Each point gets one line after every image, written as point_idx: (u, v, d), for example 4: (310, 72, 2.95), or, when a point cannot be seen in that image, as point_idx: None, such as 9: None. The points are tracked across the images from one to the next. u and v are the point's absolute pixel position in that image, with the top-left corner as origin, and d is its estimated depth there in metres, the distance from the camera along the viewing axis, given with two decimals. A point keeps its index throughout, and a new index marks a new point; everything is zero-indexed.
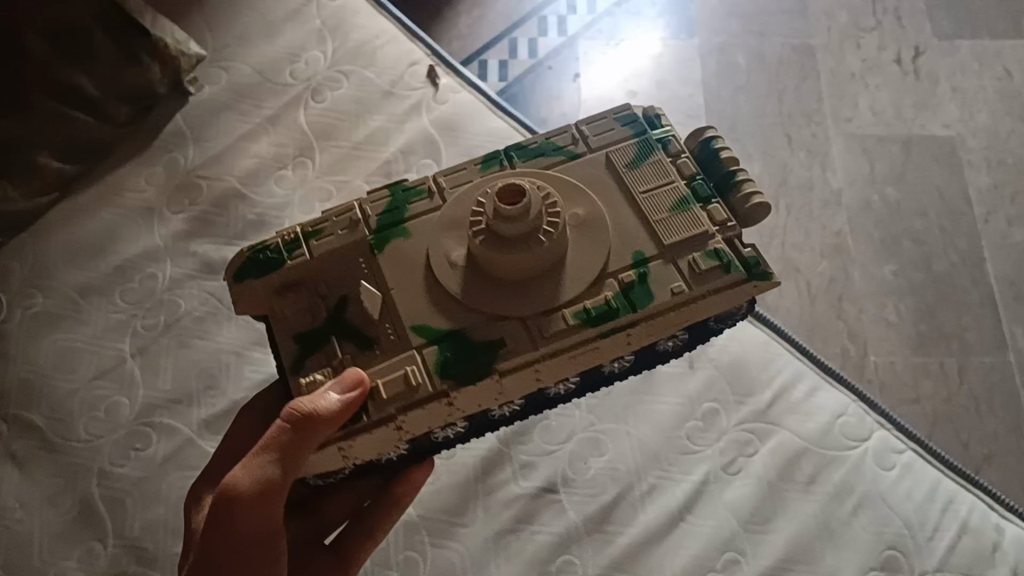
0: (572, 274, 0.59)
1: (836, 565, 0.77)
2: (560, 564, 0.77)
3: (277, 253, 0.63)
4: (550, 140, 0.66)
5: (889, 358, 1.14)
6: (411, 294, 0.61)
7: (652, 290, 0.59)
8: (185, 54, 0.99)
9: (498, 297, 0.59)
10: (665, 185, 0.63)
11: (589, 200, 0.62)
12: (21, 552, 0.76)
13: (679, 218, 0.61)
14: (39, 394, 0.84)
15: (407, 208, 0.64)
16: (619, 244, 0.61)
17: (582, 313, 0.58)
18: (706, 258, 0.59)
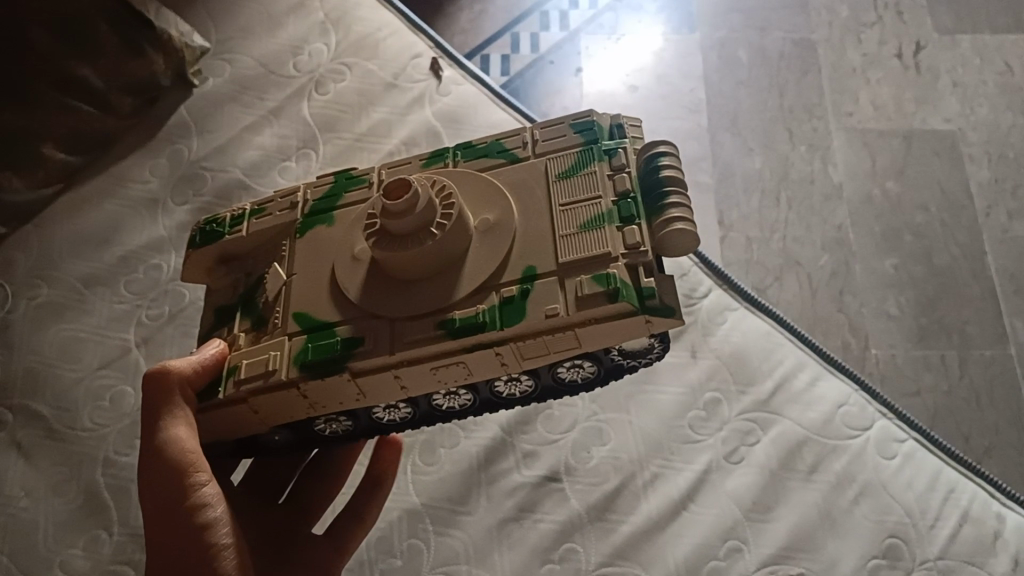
0: (459, 279, 0.58)
1: (837, 553, 0.77)
2: (562, 552, 0.77)
3: (221, 226, 0.68)
4: (499, 142, 0.65)
5: (890, 351, 1.14)
6: (311, 287, 0.62)
7: (527, 308, 0.56)
8: (190, 47, 1.00)
9: (386, 296, 0.59)
10: (591, 199, 0.59)
11: (507, 206, 0.61)
12: (25, 541, 0.77)
13: (584, 237, 0.57)
14: (44, 383, 0.84)
15: (343, 197, 0.66)
16: (519, 250, 0.59)
17: (449, 323, 0.57)
18: (592, 282, 0.55)
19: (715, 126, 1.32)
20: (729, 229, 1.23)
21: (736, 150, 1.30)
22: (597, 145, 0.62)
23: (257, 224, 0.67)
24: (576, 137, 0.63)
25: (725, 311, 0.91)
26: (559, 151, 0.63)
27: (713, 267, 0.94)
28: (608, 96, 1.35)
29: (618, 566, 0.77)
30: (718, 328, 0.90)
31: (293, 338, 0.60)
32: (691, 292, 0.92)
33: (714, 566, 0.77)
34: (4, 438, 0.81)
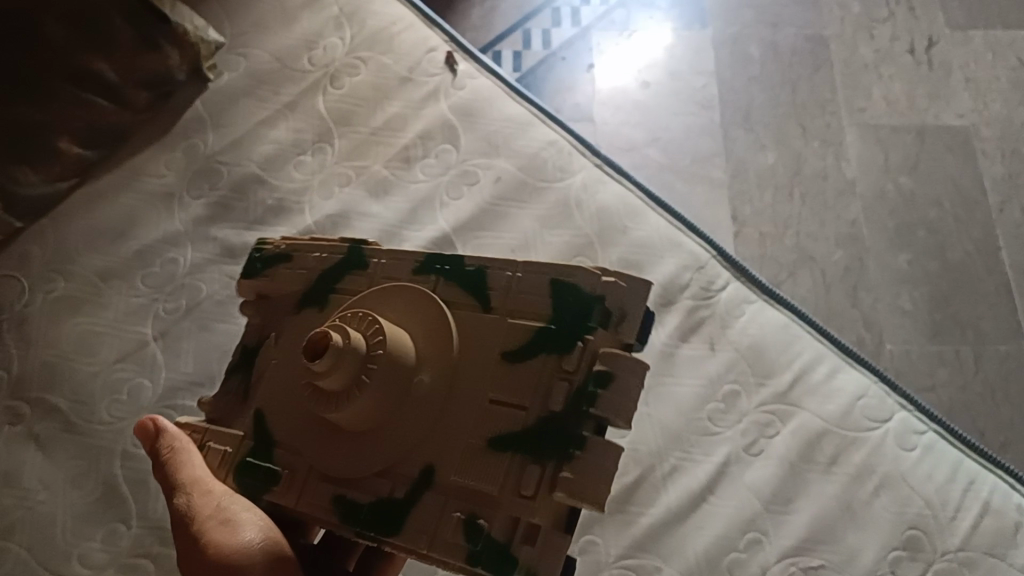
0: (374, 448, 0.52)
1: (858, 545, 0.77)
2: (583, 544, 0.77)
3: (256, 263, 0.65)
4: (484, 275, 0.56)
5: (905, 346, 1.14)
6: (277, 392, 0.59)
7: (406, 519, 0.50)
8: (204, 41, 0.99)
9: (315, 442, 0.55)
10: (519, 402, 0.51)
11: (447, 372, 0.53)
12: (44, 533, 0.76)
13: (481, 459, 0.50)
14: (61, 376, 0.84)
15: (339, 283, 0.61)
16: (432, 442, 0.52)
17: (339, 501, 0.52)
18: (463, 528, 0.48)
19: (728, 122, 1.32)
20: (742, 225, 1.23)
21: (749, 145, 1.30)
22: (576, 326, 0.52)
23: (286, 275, 0.64)
24: (564, 301, 0.53)
25: (743, 302, 0.90)
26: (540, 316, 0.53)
27: (732, 260, 0.92)
28: (620, 93, 1.35)
29: (637, 558, 0.76)
30: (736, 320, 0.89)
31: (245, 440, 0.59)
32: (708, 286, 0.91)
33: (735, 558, 0.76)
34: (22, 431, 0.81)
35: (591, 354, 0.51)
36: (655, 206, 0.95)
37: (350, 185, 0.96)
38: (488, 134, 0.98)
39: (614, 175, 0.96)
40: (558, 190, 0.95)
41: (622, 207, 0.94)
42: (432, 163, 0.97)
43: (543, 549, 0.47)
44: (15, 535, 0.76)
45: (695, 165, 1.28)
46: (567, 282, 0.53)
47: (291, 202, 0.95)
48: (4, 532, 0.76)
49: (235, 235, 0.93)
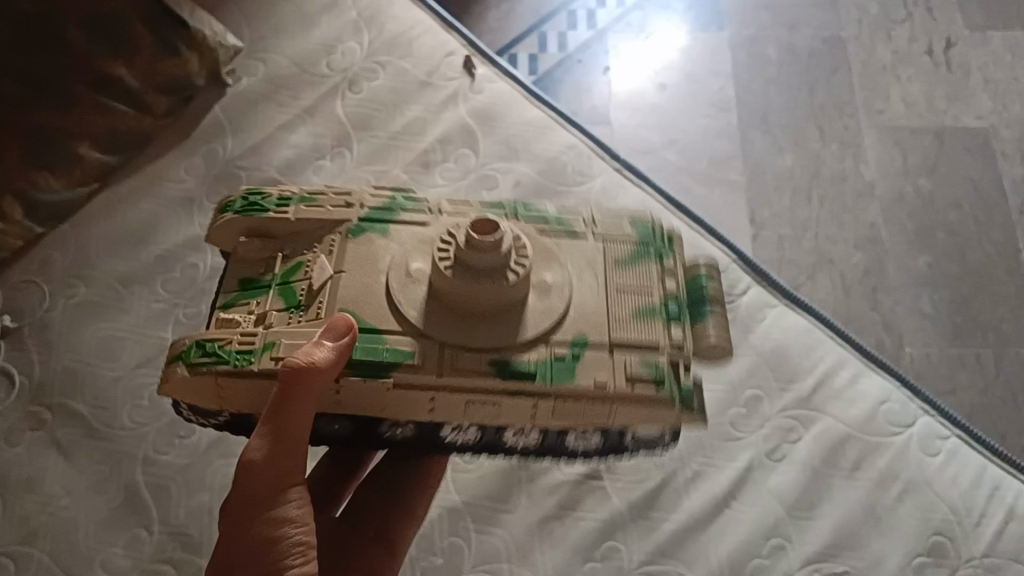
0: (521, 321, 0.55)
1: (881, 551, 0.76)
2: (604, 550, 0.77)
3: (266, 202, 0.61)
4: (559, 213, 0.61)
5: (925, 349, 1.13)
6: (359, 285, 0.56)
7: (576, 372, 0.54)
8: (222, 45, 1.00)
9: (437, 321, 0.54)
10: (644, 289, 0.58)
11: (566, 270, 0.57)
12: (66, 539, 0.76)
13: (638, 322, 0.56)
14: (83, 381, 0.84)
15: (399, 214, 0.60)
16: (572, 319, 0.56)
17: (498, 364, 0.54)
18: (646, 366, 0.54)
19: (746, 124, 1.32)
20: (761, 228, 1.23)
21: (767, 148, 1.29)
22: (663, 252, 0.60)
23: (310, 209, 0.61)
24: (639, 232, 0.61)
25: (764, 307, 0.90)
26: (626, 242, 0.60)
27: (752, 262, 0.93)
28: (637, 95, 1.35)
29: (660, 564, 0.76)
30: (759, 324, 0.89)
31: None
32: (730, 289, 0.91)
33: (758, 564, 0.76)
34: (43, 437, 0.81)
35: (676, 264, 0.60)
36: (673, 209, 0.95)
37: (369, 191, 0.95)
38: (507, 138, 0.98)
39: (635, 181, 0.97)
40: (578, 193, 0.95)
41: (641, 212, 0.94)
42: (452, 167, 0.97)
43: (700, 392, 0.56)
44: (38, 541, 0.76)
45: (713, 167, 1.28)
46: (637, 219, 0.62)
47: None
48: (27, 538, 0.76)
49: None
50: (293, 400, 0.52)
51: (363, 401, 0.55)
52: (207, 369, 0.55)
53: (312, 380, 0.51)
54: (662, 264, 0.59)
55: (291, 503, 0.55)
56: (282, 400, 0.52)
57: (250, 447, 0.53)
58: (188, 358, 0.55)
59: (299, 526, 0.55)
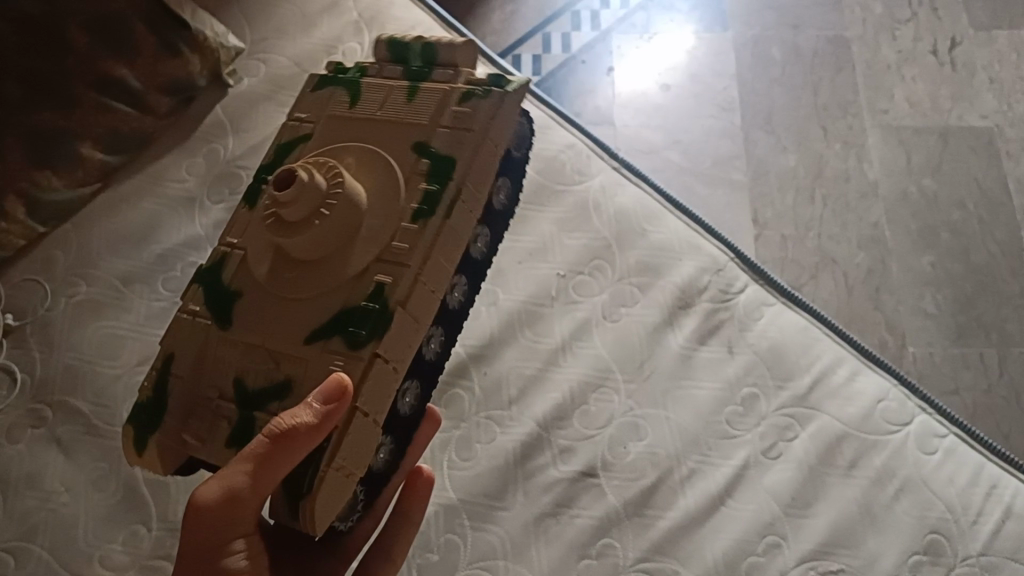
0: (388, 204, 0.60)
1: (878, 549, 0.76)
2: (600, 547, 0.77)
3: (154, 401, 0.61)
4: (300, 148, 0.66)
5: (928, 349, 1.13)
6: (286, 322, 0.59)
7: (444, 159, 0.61)
8: (223, 46, 1.01)
9: (318, 281, 0.59)
10: (436, 92, 0.65)
11: (360, 154, 0.63)
12: (66, 535, 0.77)
13: (428, 104, 0.64)
14: (83, 379, 0.85)
15: (218, 275, 0.63)
16: (400, 158, 0.62)
17: (417, 215, 0.59)
18: (469, 100, 0.64)
19: (749, 123, 1.32)
20: (764, 228, 1.23)
21: (770, 147, 1.29)
22: (413, 64, 0.69)
23: (178, 357, 0.61)
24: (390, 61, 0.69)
25: (761, 305, 0.90)
26: (390, 88, 0.67)
27: (750, 262, 0.93)
28: (641, 96, 1.35)
29: (655, 561, 0.76)
30: (755, 323, 0.89)
31: (330, 347, 0.57)
32: (726, 288, 0.91)
33: (754, 562, 0.76)
34: (44, 434, 0.82)
35: (440, 65, 0.68)
36: (673, 209, 0.97)
37: None
38: None
39: (632, 179, 0.99)
40: (576, 192, 0.98)
41: (640, 209, 0.96)
42: None
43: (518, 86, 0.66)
44: (38, 537, 0.77)
45: (715, 167, 1.28)
46: (312, 87, 0.70)
47: None
48: (27, 534, 0.77)
49: None
50: (269, 456, 0.51)
51: (381, 393, 0.57)
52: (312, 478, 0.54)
53: (294, 438, 0.52)
54: (427, 74, 0.67)
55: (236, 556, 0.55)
56: (261, 455, 0.52)
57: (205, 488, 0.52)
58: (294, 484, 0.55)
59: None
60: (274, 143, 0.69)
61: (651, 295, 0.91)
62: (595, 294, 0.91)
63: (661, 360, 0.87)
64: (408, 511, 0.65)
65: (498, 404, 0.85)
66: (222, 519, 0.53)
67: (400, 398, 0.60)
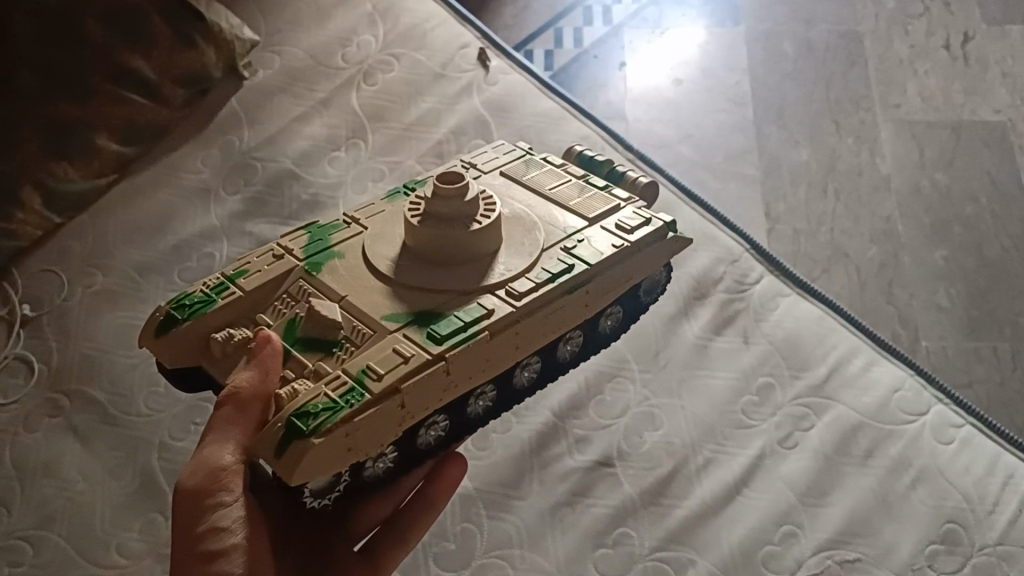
0: (517, 249, 0.66)
1: (895, 538, 0.76)
2: (616, 536, 0.77)
3: (204, 296, 0.64)
4: (443, 167, 0.74)
5: (941, 343, 1.12)
6: (366, 290, 0.63)
7: (594, 249, 0.67)
8: (238, 38, 1.01)
9: (431, 279, 0.63)
10: (605, 198, 0.72)
11: (509, 204, 0.70)
12: (81, 522, 0.77)
13: (593, 200, 0.71)
14: (101, 368, 0.85)
15: (329, 237, 0.68)
16: (545, 223, 0.69)
17: (544, 273, 0.64)
18: (632, 220, 0.70)
19: (761, 118, 1.32)
20: (776, 222, 1.22)
21: (782, 142, 1.29)
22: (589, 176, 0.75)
23: (251, 273, 0.65)
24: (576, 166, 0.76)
25: (776, 297, 0.91)
26: (566, 179, 0.74)
27: (766, 254, 0.94)
28: (653, 90, 1.35)
29: (671, 551, 0.76)
30: (771, 313, 0.90)
31: (401, 333, 0.60)
32: (742, 279, 0.92)
33: (770, 551, 0.76)
34: (61, 424, 0.82)
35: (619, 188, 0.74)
36: (689, 201, 0.98)
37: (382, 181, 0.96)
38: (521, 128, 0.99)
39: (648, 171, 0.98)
40: None
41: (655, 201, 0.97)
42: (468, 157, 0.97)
43: (681, 241, 0.72)
44: (54, 525, 0.77)
45: (727, 161, 1.28)
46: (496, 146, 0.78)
47: (325, 198, 0.95)
48: (44, 523, 0.77)
49: (270, 230, 0.93)
50: (231, 417, 0.56)
51: (427, 399, 0.58)
52: (322, 425, 0.55)
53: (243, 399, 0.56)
54: (607, 185, 0.73)
55: (224, 534, 0.55)
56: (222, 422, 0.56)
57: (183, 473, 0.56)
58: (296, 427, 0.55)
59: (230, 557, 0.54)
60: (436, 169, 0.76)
61: (667, 286, 0.92)
62: None
63: (677, 351, 0.87)
64: (434, 497, 0.66)
65: None
66: (204, 497, 0.55)
67: (426, 428, 0.61)
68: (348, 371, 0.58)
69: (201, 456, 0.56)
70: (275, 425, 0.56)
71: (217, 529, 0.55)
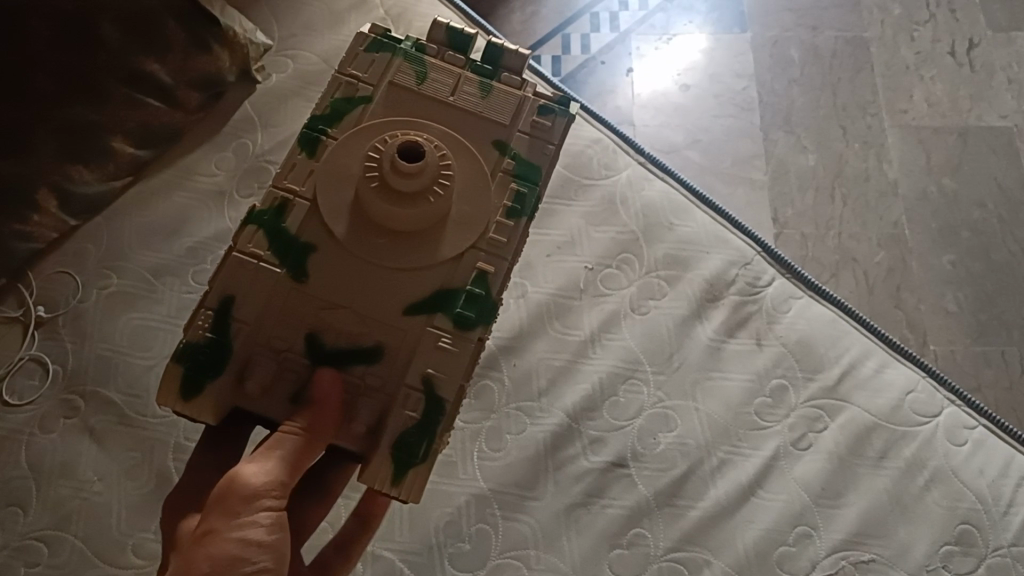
0: (469, 187, 0.65)
1: (909, 539, 0.79)
2: (631, 536, 0.78)
3: (212, 342, 0.61)
4: (337, 98, 0.68)
5: (949, 347, 1.14)
6: (365, 288, 0.63)
7: (533, 163, 0.68)
8: (252, 42, 1.01)
9: (409, 255, 0.63)
10: (506, 92, 0.70)
11: (433, 129, 0.67)
12: (99, 522, 0.78)
13: (494, 100, 0.69)
14: (116, 369, 0.85)
15: (285, 225, 0.63)
16: (477, 146, 0.67)
17: (514, 212, 0.66)
18: (544, 116, 0.69)
19: (768, 123, 1.32)
20: (784, 227, 1.23)
21: (790, 147, 1.30)
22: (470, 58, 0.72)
23: (242, 301, 0.62)
24: (450, 49, 0.72)
25: (789, 298, 0.91)
26: (458, 76, 0.70)
27: (777, 255, 0.94)
28: (661, 96, 1.34)
29: (686, 551, 0.77)
30: (784, 315, 0.90)
31: (436, 324, 0.62)
32: (755, 281, 0.92)
33: (785, 552, 0.78)
34: (77, 424, 0.82)
35: (505, 66, 0.71)
36: (699, 202, 0.97)
37: None
38: None
39: (659, 174, 0.99)
40: (602, 187, 0.97)
41: (667, 203, 0.96)
42: None
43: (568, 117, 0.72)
44: (71, 526, 0.78)
45: (735, 167, 1.28)
46: (363, 49, 0.70)
47: None
48: (60, 523, 0.78)
49: None
50: (301, 447, 0.58)
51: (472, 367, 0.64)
52: (430, 451, 0.60)
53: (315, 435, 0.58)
54: (497, 70, 0.71)
55: (262, 528, 0.56)
56: (296, 449, 0.58)
57: (239, 476, 0.57)
58: (411, 458, 0.59)
59: (267, 551, 0.55)
60: (323, 95, 0.68)
61: (678, 287, 0.91)
62: (623, 287, 0.91)
63: (690, 352, 0.88)
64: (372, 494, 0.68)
65: (528, 395, 0.84)
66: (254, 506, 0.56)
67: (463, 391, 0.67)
68: (413, 384, 0.61)
69: (254, 468, 0.58)
70: (379, 456, 0.59)
71: (257, 523, 0.56)
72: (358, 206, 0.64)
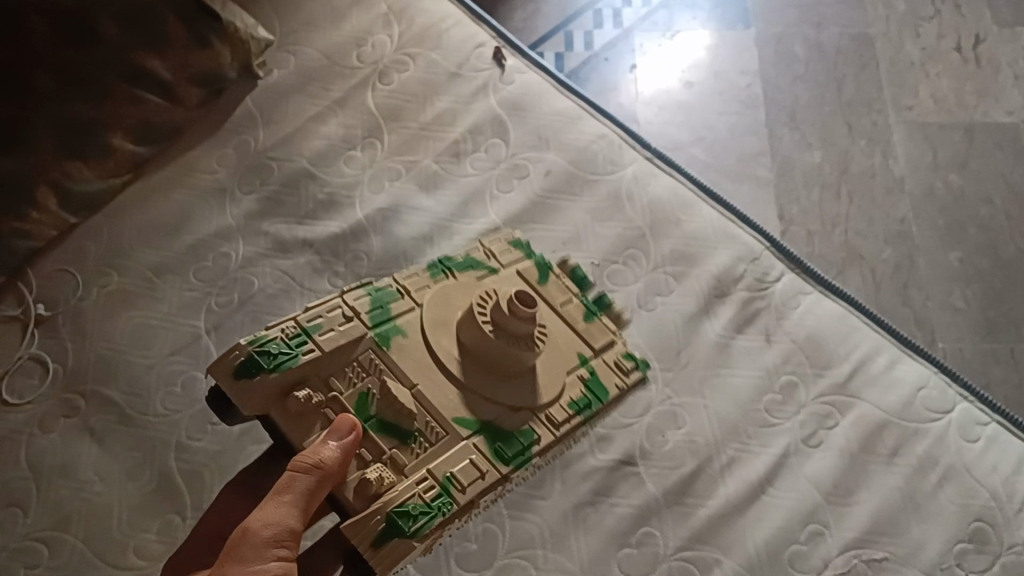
0: (548, 368, 0.65)
1: (922, 536, 0.78)
2: (640, 536, 0.77)
3: (283, 348, 0.59)
4: (470, 256, 0.70)
5: (958, 344, 1.13)
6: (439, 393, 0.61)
7: (603, 385, 0.67)
8: (254, 38, 0.99)
9: (488, 385, 0.63)
10: (607, 329, 0.71)
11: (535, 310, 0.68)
12: (98, 524, 0.77)
13: (594, 327, 0.70)
14: (117, 369, 0.84)
15: (390, 306, 0.64)
16: (564, 341, 0.68)
17: (572, 404, 0.65)
18: (627, 361, 0.70)
19: (774, 120, 1.31)
20: (790, 223, 1.22)
21: (795, 144, 1.28)
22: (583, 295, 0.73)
23: (328, 334, 0.60)
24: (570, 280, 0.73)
25: (797, 295, 0.91)
26: (572, 297, 0.71)
27: (785, 252, 0.94)
28: (665, 93, 1.33)
29: (696, 550, 0.76)
30: (793, 311, 0.89)
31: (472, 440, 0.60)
32: (763, 277, 0.92)
33: (797, 550, 0.76)
34: (77, 425, 0.81)
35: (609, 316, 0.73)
36: (707, 199, 0.97)
37: (400, 180, 0.98)
38: (538, 129, 1.02)
39: (663, 168, 1.00)
40: (609, 182, 0.98)
41: (674, 199, 0.97)
42: (482, 157, 1.00)
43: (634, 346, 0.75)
44: (71, 527, 0.76)
45: (740, 164, 1.27)
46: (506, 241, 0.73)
47: (342, 198, 0.97)
48: (60, 523, 0.76)
49: (286, 230, 0.94)
50: (313, 486, 0.54)
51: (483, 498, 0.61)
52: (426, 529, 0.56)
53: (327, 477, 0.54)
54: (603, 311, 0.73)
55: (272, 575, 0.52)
56: (309, 491, 0.54)
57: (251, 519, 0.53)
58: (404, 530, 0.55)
59: None
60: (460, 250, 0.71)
61: (686, 284, 0.91)
62: (629, 283, 0.91)
63: (697, 349, 0.87)
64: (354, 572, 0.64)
65: None
66: (264, 550, 0.52)
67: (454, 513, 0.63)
68: (434, 472, 0.58)
69: (265, 510, 0.54)
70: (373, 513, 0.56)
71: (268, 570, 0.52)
72: (458, 327, 0.64)
